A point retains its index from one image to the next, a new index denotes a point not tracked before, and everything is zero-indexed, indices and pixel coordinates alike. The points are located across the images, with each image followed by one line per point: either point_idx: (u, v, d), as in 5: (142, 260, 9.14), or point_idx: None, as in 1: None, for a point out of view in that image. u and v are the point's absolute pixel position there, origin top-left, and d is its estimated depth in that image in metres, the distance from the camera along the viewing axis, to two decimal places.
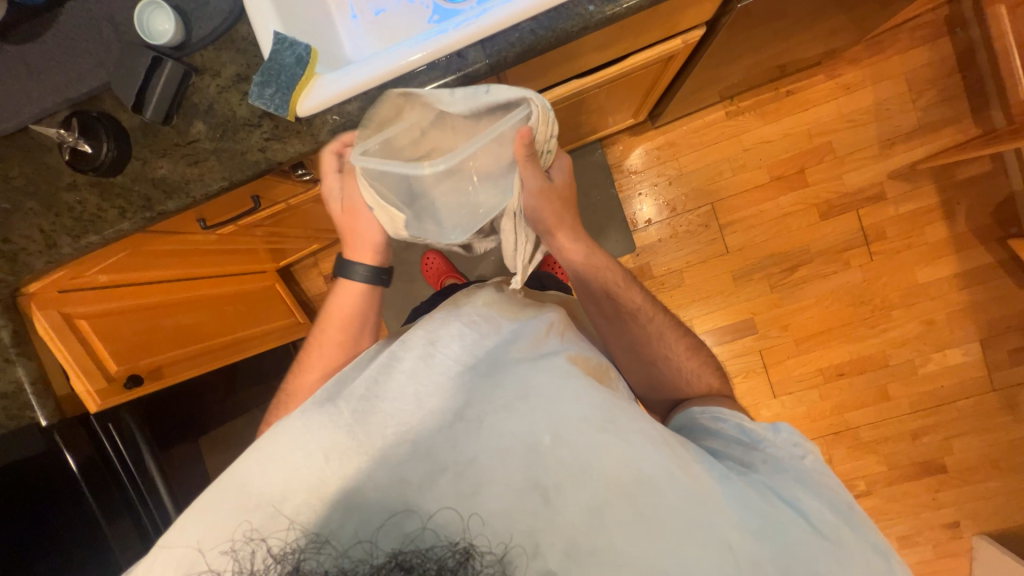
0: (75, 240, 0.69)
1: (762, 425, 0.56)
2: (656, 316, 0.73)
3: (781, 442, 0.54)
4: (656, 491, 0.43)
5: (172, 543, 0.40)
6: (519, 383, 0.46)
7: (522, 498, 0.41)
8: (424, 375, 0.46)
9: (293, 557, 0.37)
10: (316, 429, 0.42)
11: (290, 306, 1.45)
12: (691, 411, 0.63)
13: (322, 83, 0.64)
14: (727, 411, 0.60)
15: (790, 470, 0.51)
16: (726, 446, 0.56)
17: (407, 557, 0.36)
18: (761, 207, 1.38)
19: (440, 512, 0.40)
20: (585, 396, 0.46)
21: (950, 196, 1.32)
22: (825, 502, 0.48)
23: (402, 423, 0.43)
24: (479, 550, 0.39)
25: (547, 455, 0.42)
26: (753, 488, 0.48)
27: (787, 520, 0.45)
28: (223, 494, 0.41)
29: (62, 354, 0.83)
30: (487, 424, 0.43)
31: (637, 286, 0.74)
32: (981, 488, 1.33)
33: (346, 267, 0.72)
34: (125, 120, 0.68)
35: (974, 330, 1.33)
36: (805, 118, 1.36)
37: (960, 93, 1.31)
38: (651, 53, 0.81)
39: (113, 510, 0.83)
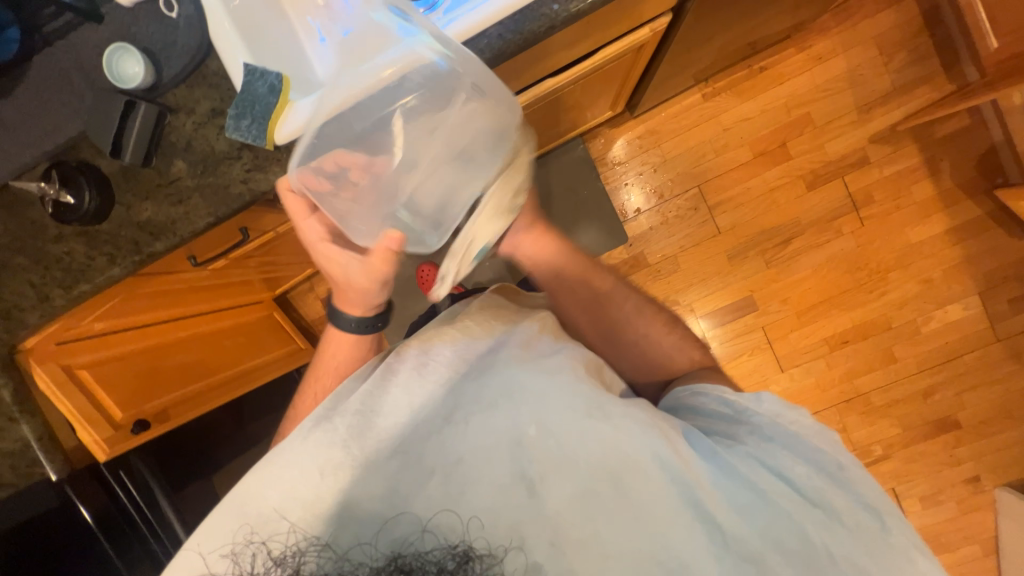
0: (67, 291, 0.69)
1: (744, 396, 0.53)
2: (630, 297, 0.74)
3: (767, 412, 0.51)
4: (642, 475, 0.44)
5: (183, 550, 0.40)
6: (503, 380, 0.46)
7: (510, 495, 0.41)
8: (407, 382, 0.45)
9: (294, 559, 0.37)
10: (308, 444, 0.42)
11: (290, 332, 1.41)
12: (676, 392, 0.59)
13: (297, 108, 0.63)
14: (710, 385, 0.57)
15: (779, 438, 0.49)
16: (710, 422, 0.53)
17: (406, 562, 0.37)
18: (747, 185, 1.39)
19: (438, 515, 0.40)
20: (571, 385, 0.46)
21: (933, 154, 1.33)
22: (812, 465, 0.47)
23: (389, 434, 0.43)
24: (479, 552, 0.39)
25: (533, 449, 0.43)
26: (738, 459, 0.47)
27: (774, 492, 0.46)
28: (225, 514, 0.40)
29: (64, 406, 0.83)
30: (474, 424, 0.43)
31: (605, 271, 0.76)
32: (997, 440, 1.33)
33: (335, 315, 0.73)
34: (104, 166, 0.68)
35: (972, 284, 1.33)
36: (781, 92, 1.37)
37: (931, 51, 1.32)
38: (620, 45, 0.81)
39: (133, 556, 0.85)
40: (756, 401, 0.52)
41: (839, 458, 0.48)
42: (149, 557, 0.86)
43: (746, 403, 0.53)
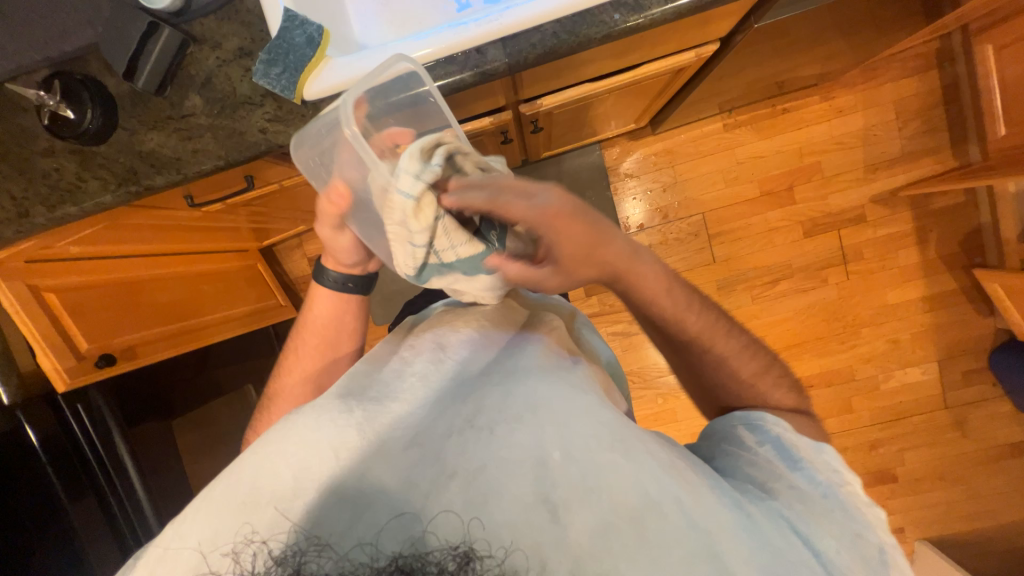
0: (50, 210, 0.65)
1: (804, 441, 0.52)
2: (730, 331, 0.60)
3: (820, 463, 0.51)
4: (666, 520, 0.38)
5: (178, 544, 0.36)
6: (532, 394, 0.43)
7: (528, 514, 0.35)
8: (434, 375, 0.47)
9: (294, 559, 0.32)
10: (324, 424, 0.41)
11: (272, 288, 1.37)
12: (731, 418, 0.57)
13: (332, 67, 0.61)
14: (770, 419, 0.54)
15: (819, 505, 0.47)
16: (750, 470, 0.50)
17: (407, 561, 0.31)
18: (749, 221, 1.42)
19: (442, 514, 0.35)
20: (598, 414, 0.43)
21: (924, 224, 1.39)
22: (848, 541, 0.44)
23: (409, 423, 0.42)
24: (480, 554, 0.33)
25: (557, 472, 0.38)
26: (768, 518, 0.44)
27: (803, 562, 0.41)
28: (231, 492, 0.38)
29: (27, 327, 0.78)
30: (499, 435, 0.40)
31: (699, 304, 0.59)
32: (927, 497, 1.43)
33: (320, 272, 0.71)
34: (112, 86, 0.64)
35: (934, 351, 1.41)
36: (798, 136, 1.40)
37: (943, 125, 1.37)
38: (664, 64, 0.81)
39: (79, 490, 0.84)
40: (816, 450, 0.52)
41: (876, 544, 0.46)
42: (95, 491, 0.86)
43: (803, 452, 0.51)
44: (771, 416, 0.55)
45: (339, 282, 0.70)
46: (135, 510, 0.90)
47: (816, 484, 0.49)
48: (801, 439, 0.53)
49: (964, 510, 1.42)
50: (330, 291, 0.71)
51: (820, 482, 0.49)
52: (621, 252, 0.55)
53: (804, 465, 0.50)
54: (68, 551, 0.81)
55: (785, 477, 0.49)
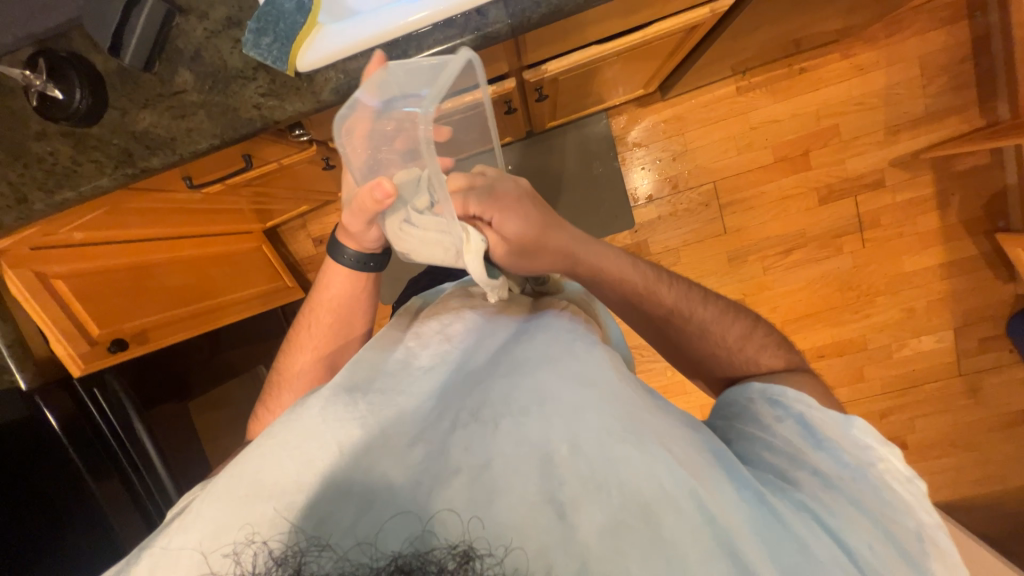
0: (49, 196, 0.64)
1: (832, 415, 0.49)
2: (702, 309, 0.61)
3: (852, 440, 0.48)
4: (678, 516, 0.37)
5: (180, 541, 0.36)
6: (539, 386, 0.42)
7: (536, 514, 0.35)
8: (438, 372, 0.47)
9: (295, 559, 0.31)
10: (329, 420, 0.40)
11: (278, 270, 1.37)
12: (748, 390, 0.55)
13: (325, 35, 0.58)
14: (790, 394, 0.52)
15: (844, 488, 0.45)
16: (769, 458, 0.48)
17: (407, 560, 0.30)
18: (762, 188, 1.37)
19: (443, 512, 0.34)
20: (605, 406, 0.42)
21: (946, 187, 1.34)
22: (880, 530, 0.43)
23: (415, 419, 0.42)
24: (480, 552, 0.32)
25: (564, 469, 0.37)
26: (790, 511, 0.42)
27: (829, 555, 0.40)
28: (239, 484, 0.38)
29: (37, 314, 0.80)
30: (503, 430, 0.39)
31: (665, 279, 0.61)
32: (937, 464, 1.43)
33: (335, 248, 0.66)
34: (99, 64, 0.61)
35: (950, 319, 1.38)
36: (816, 98, 1.33)
37: (971, 81, 1.30)
38: (675, 22, 0.76)
39: (102, 471, 0.86)
40: (845, 425, 0.49)
41: (910, 527, 0.44)
42: (117, 472, 0.88)
43: (829, 430, 0.48)
44: (792, 391, 0.52)
45: (353, 260, 0.66)
46: (157, 487, 0.92)
47: (843, 466, 0.46)
48: (829, 412, 0.50)
49: (973, 475, 1.42)
50: (345, 271, 0.67)
51: (847, 463, 0.47)
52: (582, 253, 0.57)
53: (829, 444, 0.48)
54: (99, 531, 0.84)
55: (809, 461, 0.47)
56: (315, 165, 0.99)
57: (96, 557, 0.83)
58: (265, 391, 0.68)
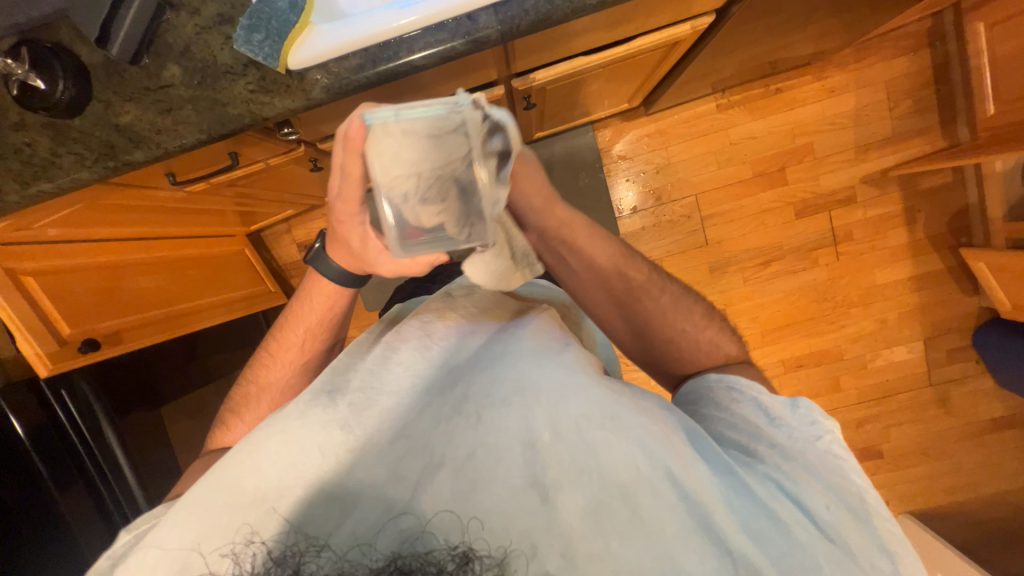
0: (24, 187, 0.62)
1: (779, 398, 0.50)
2: (667, 288, 0.61)
3: (798, 420, 0.48)
4: (656, 496, 0.38)
5: (161, 549, 0.36)
6: (518, 376, 0.42)
7: (520, 498, 0.35)
8: (421, 368, 0.46)
9: (294, 560, 0.32)
10: (310, 422, 0.39)
11: (260, 273, 1.34)
12: (706, 378, 0.54)
13: (317, 34, 0.59)
14: (744, 381, 0.52)
15: (800, 458, 0.45)
16: (726, 433, 0.48)
17: (407, 562, 0.31)
18: (741, 202, 1.42)
19: (437, 515, 0.34)
20: (584, 391, 0.41)
21: (912, 204, 1.40)
22: (834, 495, 0.42)
23: (396, 416, 0.41)
24: (479, 554, 0.33)
25: (547, 455, 0.37)
26: (755, 484, 0.42)
27: (793, 523, 0.40)
28: (217, 489, 0.37)
29: (6, 312, 0.77)
30: (486, 420, 0.39)
31: (640, 258, 0.63)
32: (911, 472, 1.47)
33: (321, 262, 0.59)
34: (84, 55, 0.61)
35: (920, 330, 1.44)
36: (790, 117, 1.40)
37: (933, 105, 1.38)
38: (657, 36, 0.79)
39: (68, 480, 0.82)
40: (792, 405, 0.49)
41: (857, 491, 0.43)
42: (85, 481, 0.84)
43: (777, 409, 0.48)
44: (744, 379, 0.52)
45: (337, 273, 0.60)
46: (125, 498, 0.88)
47: (794, 439, 0.46)
48: (777, 398, 0.50)
49: (944, 484, 1.46)
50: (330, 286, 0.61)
51: (798, 434, 0.46)
52: (563, 217, 0.59)
53: (782, 423, 0.47)
54: (59, 540, 0.79)
55: (767, 434, 0.46)
56: (303, 167, 0.99)
57: (55, 568, 0.79)
58: (235, 399, 0.66)
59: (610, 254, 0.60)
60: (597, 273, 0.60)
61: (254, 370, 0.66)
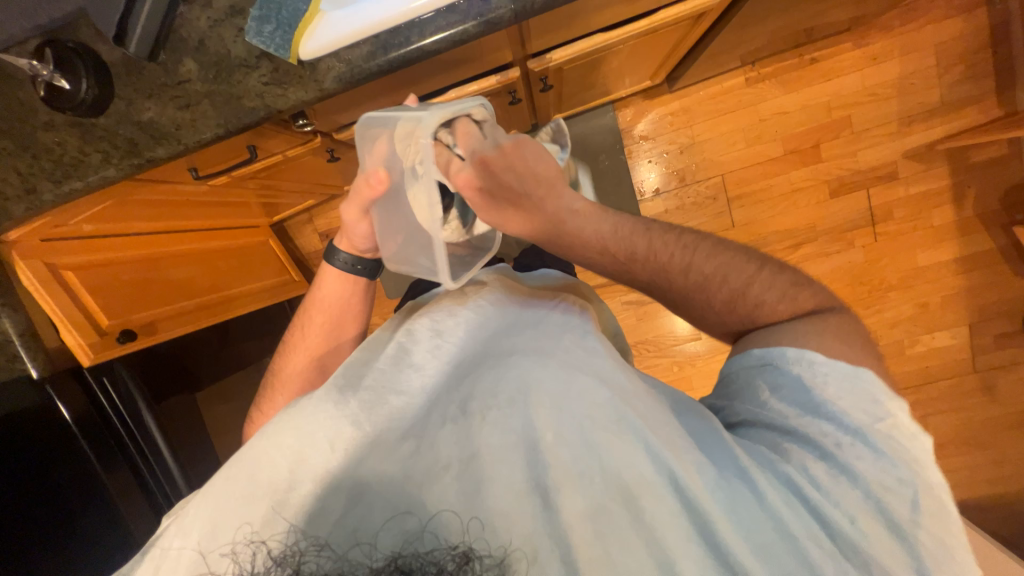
0: (57, 186, 0.64)
1: (841, 369, 0.44)
2: (696, 252, 0.53)
3: (852, 406, 0.43)
4: (660, 503, 0.37)
5: (179, 544, 0.35)
6: (523, 377, 0.43)
7: (523, 503, 0.35)
8: (431, 367, 0.47)
9: (294, 559, 0.32)
10: (320, 418, 0.39)
11: (284, 263, 1.37)
12: (750, 358, 0.49)
13: (328, 22, 0.58)
14: (793, 354, 0.46)
15: (840, 459, 0.41)
16: (757, 430, 0.45)
17: (407, 560, 0.31)
18: (771, 181, 1.35)
19: (440, 513, 0.34)
20: (588, 394, 0.42)
21: (961, 179, 1.31)
22: (869, 500, 0.40)
23: (406, 415, 0.42)
24: (479, 554, 0.33)
25: (550, 455, 0.38)
26: (770, 487, 0.40)
27: (807, 535, 0.38)
28: (231, 482, 0.37)
29: (48, 305, 0.80)
30: (491, 420, 0.39)
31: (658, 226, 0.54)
32: (950, 462, 1.40)
33: (330, 253, 0.70)
34: (104, 54, 0.62)
35: (965, 314, 1.35)
36: (826, 89, 1.31)
37: (989, 70, 1.27)
38: (681, 8, 0.74)
39: (113, 463, 0.87)
40: (854, 378, 0.44)
41: (908, 495, 0.40)
42: (128, 464, 0.89)
43: (826, 393, 0.44)
44: (791, 350, 0.46)
45: (347, 263, 0.69)
46: (166, 477, 0.94)
47: (842, 430, 0.42)
48: (835, 366, 0.44)
49: (986, 474, 1.39)
50: (340, 273, 0.69)
51: (847, 428, 0.42)
52: (559, 206, 0.52)
53: (829, 411, 0.43)
54: (110, 517, 0.85)
55: (800, 431, 0.43)
56: (320, 157, 0.99)
57: (107, 544, 0.84)
58: (261, 396, 0.68)
59: (621, 236, 0.52)
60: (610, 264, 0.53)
61: (276, 366, 0.70)
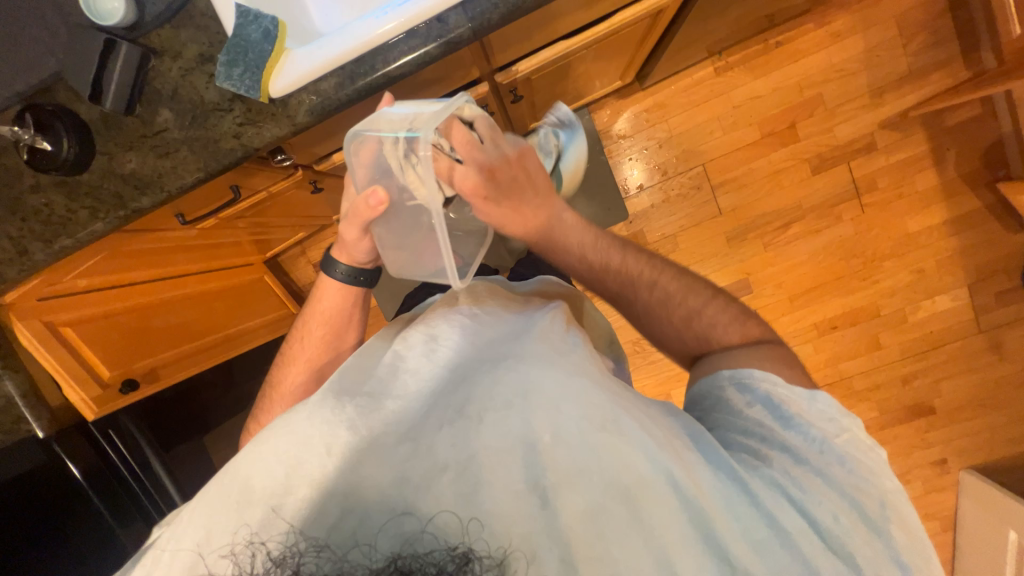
0: (48, 245, 0.66)
1: (797, 391, 0.49)
2: (659, 274, 0.60)
3: (815, 415, 0.48)
4: (658, 499, 0.38)
5: (174, 546, 0.36)
6: (521, 379, 0.41)
7: (523, 502, 0.36)
8: (426, 372, 0.45)
9: (293, 560, 0.33)
10: (318, 423, 0.39)
11: (281, 297, 1.38)
12: (718, 376, 0.53)
13: (294, 59, 0.60)
14: (758, 374, 0.51)
15: (814, 464, 0.46)
16: (735, 435, 0.49)
17: (406, 562, 0.31)
18: (752, 165, 1.36)
19: (439, 514, 0.34)
20: (587, 393, 0.41)
21: (940, 143, 1.32)
22: (847, 500, 0.45)
23: (403, 418, 0.41)
24: (479, 554, 0.33)
25: (548, 458, 0.37)
26: (762, 485, 0.43)
27: (796, 531, 0.42)
28: (230, 487, 0.38)
29: (51, 364, 0.83)
30: (489, 421, 0.39)
31: (625, 247, 0.62)
32: (969, 426, 1.39)
33: (329, 264, 0.70)
34: (83, 113, 0.63)
35: (962, 275, 1.35)
36: (795, 70, 1.33)
37: (952, 34, 1.28)
38: (639, 8, 0.76)
39: (126, 516, 0.86)
40: (810, 399, 0.49)
41: (875, 496, 0.45)
42: (142, 516, 0.87)
43: (794, 406, 0.49)
44: (726, 371, 0.52)
45: (345, 274, 0.70)
46: None
47: (811, 441, 0.47)
48: (794, 389, 0.49)
49: (1007, 434, 1.37)
50: (339, 284, 0.71)
51: (816, 445, 0.47)
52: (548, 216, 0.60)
53: (796, 423, 0.48)
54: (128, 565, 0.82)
55: (779, 438, 0.47)
56: (304, 190, 1.01)
57: None
58: (258, 411, 0.68)
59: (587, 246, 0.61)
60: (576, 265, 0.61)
61: (271, 382, 0.69)
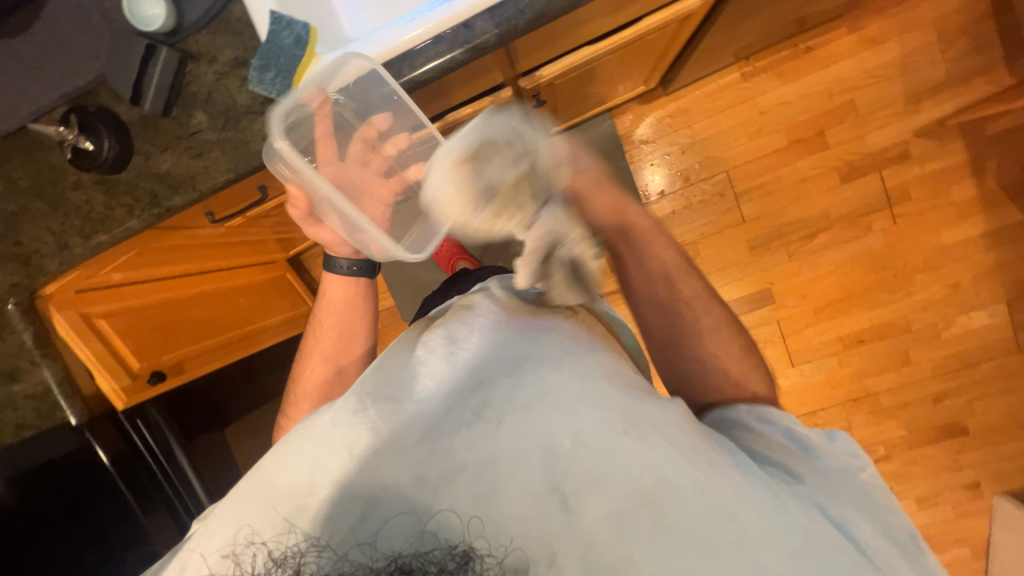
0: (86, 240, 0.69)
1: (816, 429, 0.50)
2: (713, 311, 0.62)
3: (837, 451, 0.49)
4: (683, 503, 0.38)
5: (207, 543, 0.38)
6: (540, 383, 0.42)
7: (538, 503, 0.37)
8: (446, 375, 0.44)
9: (294, 560, 0.35)
10: (340, 423, 0.40)
11: (303, 295, 1.41)
12: (736, 411, 0.53)
13: (323, 64, 0.61)
14: (778, 413, 0.51)
15: (838, 484, 0.46)
16: (767, 449, 0.48)
17: (406, 561, 0.34)
18: (778, 173, 1.33)
19: (440, 512, 0.37)
20: (607, 399, 0.41)
21: (980, 152, 1.26)
22: (876, 524, 0.43)
23: (422, 418, 0.41)
24: (480, 552, 0.36)
25: (567, 460, 0.39)
26: (795, 499, 0.42)
27: (836, 545, 0.40)
28: (251, 486, 0.39)
29: (85, 353, 0.85)
30: (507, 425, 0.40)
31: (698, 279, 0.64)
32: (1005, 450, 1.32)
33: (329, 260, 0.71)
34: (123, 114, 0.66)
35: (1001, 291, 1.29)
36: (825, 76, 1.29)
37: (994, 39, 1.23)
38: (666, 14, 0.76)
39: (150, 503, 0.88)
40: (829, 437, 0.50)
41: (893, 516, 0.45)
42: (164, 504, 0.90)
43: (817, 440, 0.49)
44: (744, 408, 0.53)
45: (348, 268, 0.72)
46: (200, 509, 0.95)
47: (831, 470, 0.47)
48: (813, 430, 0.50)
49: None
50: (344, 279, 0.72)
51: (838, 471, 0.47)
52: (642, 227, 0.65)
53: (818, 453, 0.48)
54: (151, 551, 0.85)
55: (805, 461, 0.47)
56: None
57: None
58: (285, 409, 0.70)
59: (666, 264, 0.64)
60: (641, 275, 0.65)
61: (293, 378, 0.71)
